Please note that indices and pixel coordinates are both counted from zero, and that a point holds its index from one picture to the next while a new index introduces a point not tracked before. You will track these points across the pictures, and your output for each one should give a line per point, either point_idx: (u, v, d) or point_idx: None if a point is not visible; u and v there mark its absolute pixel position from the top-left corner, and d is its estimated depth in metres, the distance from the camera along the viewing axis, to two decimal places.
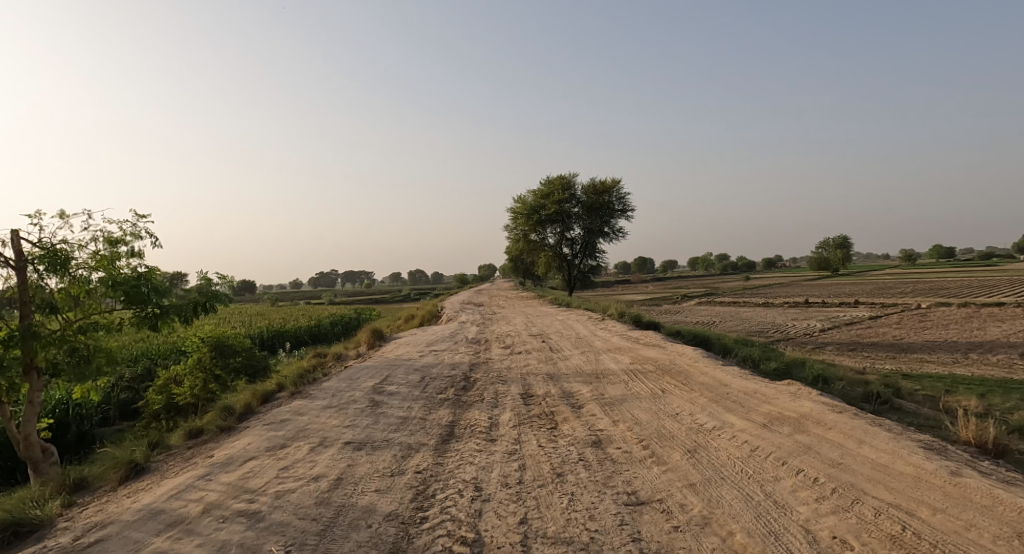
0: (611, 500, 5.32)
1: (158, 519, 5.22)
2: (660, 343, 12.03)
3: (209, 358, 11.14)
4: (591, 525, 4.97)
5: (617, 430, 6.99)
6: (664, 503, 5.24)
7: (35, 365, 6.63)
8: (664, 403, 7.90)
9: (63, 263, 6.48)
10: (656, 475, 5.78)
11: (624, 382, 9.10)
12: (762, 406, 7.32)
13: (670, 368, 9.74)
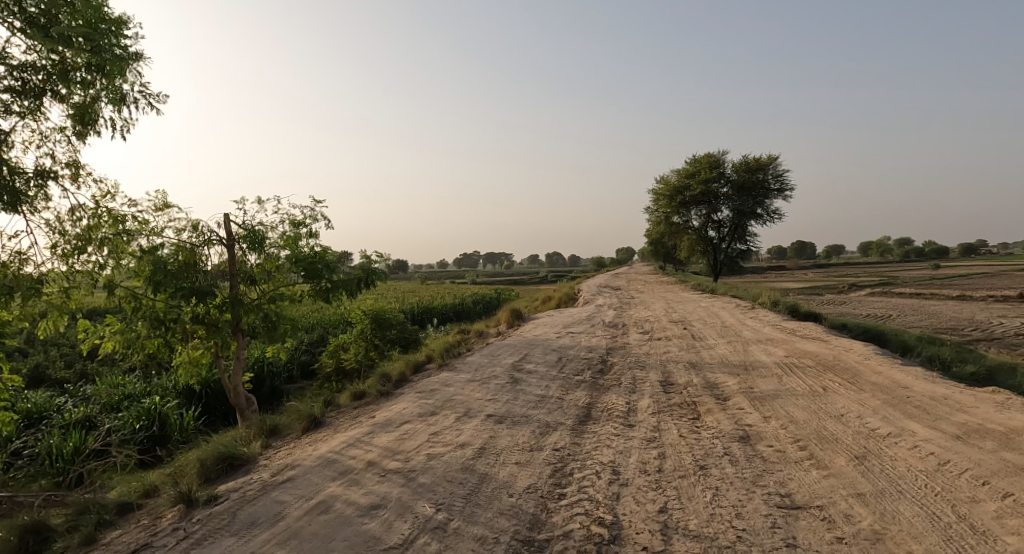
0: (762, 500, 5.20)
1: (332, 467, 5.96)
2: (823, 337, 11.26)
3: (370, 329, 12.32)
4: (739, 523, 4.91)
5: (769, 427, 6.75)
6: (825, 510, 5.02)
7: (240, 328, 7.70)
8: (827, 402, 7.45)
9: (260, 241, 7.48)
10: (816, 479, 5.54)
11: (778, 376, 8.70)
12: (957, 415, 6.67)
13: (834, 364, 9.14)
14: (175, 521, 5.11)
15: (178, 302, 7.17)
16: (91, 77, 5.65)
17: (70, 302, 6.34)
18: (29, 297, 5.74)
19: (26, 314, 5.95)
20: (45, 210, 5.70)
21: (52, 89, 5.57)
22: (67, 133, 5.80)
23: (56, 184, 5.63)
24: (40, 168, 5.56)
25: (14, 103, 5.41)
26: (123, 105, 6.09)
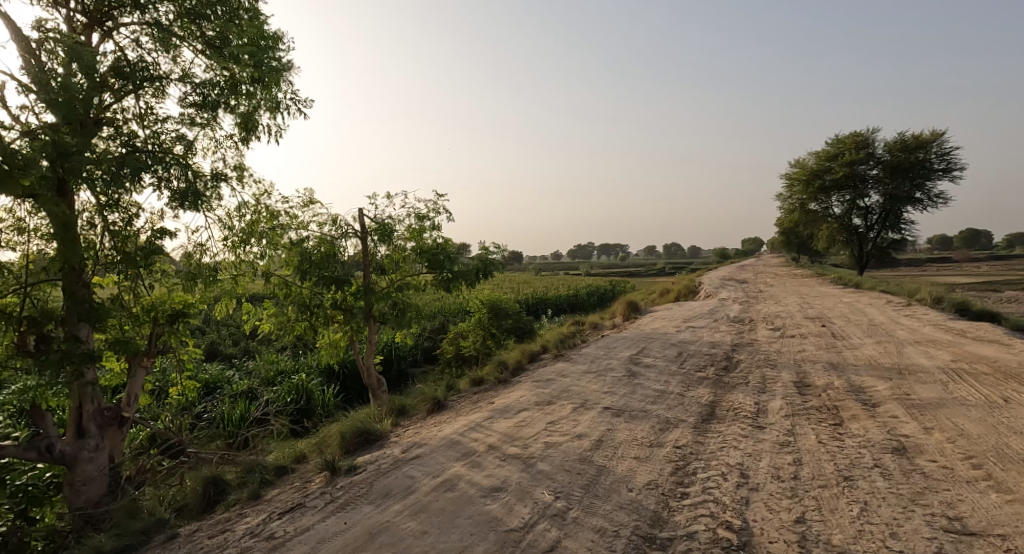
0: (923, 521, 4.77)
1: (456, 448, 6.22)
2: (1001, 341, 10.03)
3: (487, 319, 12.66)
4: (893, 543, 4.54)
5: (931, 439, 6.16)
6: (1007, 540, 4.50)
7: (372, 315, 8.14)
8: (1012, 415, 6.65)
9: (390, 233, 7.93)
10: (994, 502, 4.97)
11: (942, 383, 7.89)
12: None
13: (1017, 373, 8.12)
14: (322, 486, 5.59)
15: (321, 289, 7.90)
16: (254, 89, 6.28)
17: (237, 288, 7.21)
18: (206, 283, 6.66)
19: (204, 298, 6.84)
20: (217, 207, 6.39)
21: (225, 101, 6.20)
22: (235, 141, 6.46)
23: (226, 184, 6.33)
24: (214, 171, 6.30)
25: (196, 116, 6.09)
26: (278, 112, 6.64)
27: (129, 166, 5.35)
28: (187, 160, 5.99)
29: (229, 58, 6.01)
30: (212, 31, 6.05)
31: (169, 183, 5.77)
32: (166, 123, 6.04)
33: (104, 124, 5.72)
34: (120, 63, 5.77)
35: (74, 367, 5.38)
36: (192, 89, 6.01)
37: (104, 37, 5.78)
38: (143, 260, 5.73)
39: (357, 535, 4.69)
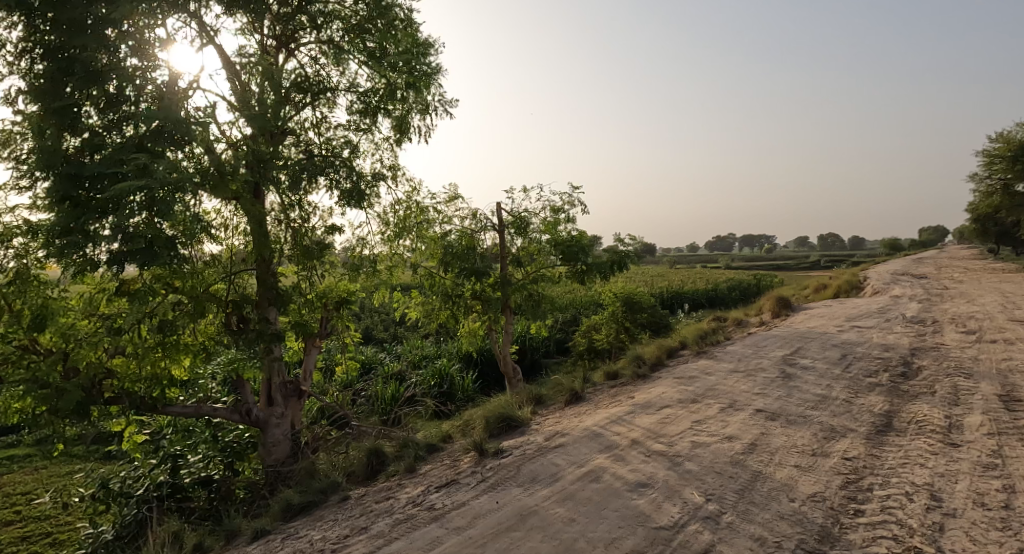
0: None
1: (598, 441, 6.13)
2: None
3: (621, 312, 12.36)
4: None
5: None
6: None
7: (508, 306, 8.16)
8: None
9: (524, 226, 7.97)
10: None
11: None
12: None
13: None
14: (472, 466, 5.77)
15: (462, 280, 8.06)
16: (407, 95, 6.64)
17: (392, 278, 7.67)
18: (368, 274, 7.26)
19: (365, 286, 7.36)
20: (376, 203, 6.86)
21: (384, 108, 6.55)
22: (390, 143, 6.85)
23: (384, 183, 6.80)
24: (375, 171, 6.79)
25: (359, 122, 6.53)
26: (428, 114, 6.98)
27: (308, 170, 6.06)
28: (351, 163, 6.47)
29: (387, 68, 6.35)
30: (374, 43, 6.32)
31: (339, 184, 6.31)
32: (337, 130, 6.59)
33: (288, 133, 6.42)
34: (301, 79, 6.45)
35: (265, 345, 6.15)
36: (357, 98, 6.45)
37: (290, 55, 6.41)
38: (318, 253, 6.38)
39: (509, 515, 4.74)
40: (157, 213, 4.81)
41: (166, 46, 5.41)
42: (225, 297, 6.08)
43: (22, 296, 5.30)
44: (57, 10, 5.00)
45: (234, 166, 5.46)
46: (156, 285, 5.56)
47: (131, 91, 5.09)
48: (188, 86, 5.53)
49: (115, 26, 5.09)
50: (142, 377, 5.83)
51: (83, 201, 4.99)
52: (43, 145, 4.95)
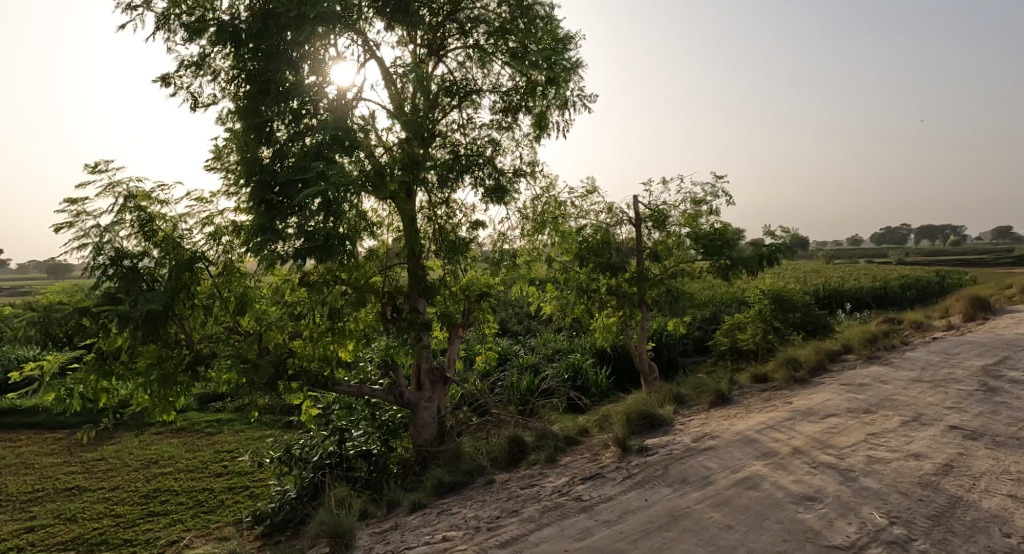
0: None
1: (754, 446, 5.78)
2: None
3: (769, 310, 11.44)
4: None
5: None
6: None
7: (645, 302, 7.77)
8: None
9: (664, 219, 7.55)
10: None
11: None
12: None
13: None
14: (616, 461, 5.74)
15: (598, 274, 7.68)
16: (548, 90, 6.56)
17: (532, 273, 7.69)
18: (508, 268, 7.36)
19: (505, 279, 7.49)
20: (517, 200, 6.97)
21: (526, 105, 6.53)
22: (529, 141, 6.80)
23: (524, 179, 6.84)
24: (516, 168, 6.84)
25: (503, 120, 6.58)
26: (567, 109, 6.76)
27: (455, 170, 6.26)
28: (493, 162, 6.65)
29: (528, 66, 6.30)
30: (515, 43, 6.34)
31: (484, 181, 6.51)
32: (482, 129, 6.79)
33: (437, 136, 6.66)
34: (447, 83, 6.72)
35: (415, 334, 6.50)
36: (500, 97, 6.49)
37: (438, 62, 6.64)
38: (464, 248, 6.58)
39: (660, 514, 4.62)
40: (331, 213, 5.42)
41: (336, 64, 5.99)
42: (382, 288, 6.63)
43: (225, 286, 6.24)
44: (259, 40, 5.72)
45: (391, 168, 5.91)
46: (328, 278, 6.16)
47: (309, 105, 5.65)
48: (353, 98, 5.98)
49: (298, 47, 5.67)
50: (316, 357, 6.55)
51: (277, 204, 5.57)
52: (246, 157, 5.63)
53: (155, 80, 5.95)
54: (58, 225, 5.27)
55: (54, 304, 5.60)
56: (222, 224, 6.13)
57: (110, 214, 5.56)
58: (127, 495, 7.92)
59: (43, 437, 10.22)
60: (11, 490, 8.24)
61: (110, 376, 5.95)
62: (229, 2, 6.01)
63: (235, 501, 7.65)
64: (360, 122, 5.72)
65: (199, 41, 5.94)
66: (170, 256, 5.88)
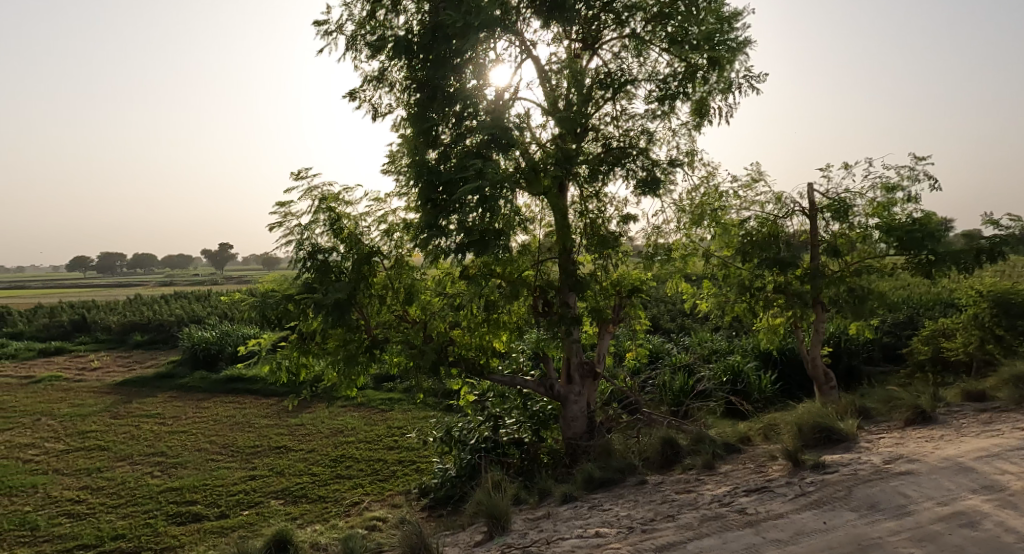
0: None
1: (970, 477, 4.71)
2: None
3: (989, 315, 8.81)
4: None
5: None
6: None
7: (820, 301, 7.03)
8: None
9: (846, 210, 6.74)
10: None
11: None
12: None
13: None
14: (787, 476, 5.23)
15: (762, 271, 6.97)
16: (709, 75, 6.16)
17: (688, 267, 7.32)
18: (662, 263, 7.07)
19: (657, 274, 7.26)
20: (672, 191, 6.69)
21: (684, 91, 6.20)
22: (688, 128, 6.49)
23: (681, 169, 6.55)
24: (671, 158, 6.55)
25: (658, 109, 6.38)
26: (731, 92, 6.31)
27: (606, 163, 6.22)
28: (648, 153, 6.43)
29: (690, 50, 5.99)
30: (675, 26, 6.04)
31: (637, 174, 6.30)
32: (635, 120, 6.56)
33: (590, 130, 6.54)
34: (601, 76, 6.62)
35: (565, 328, 6.50)
36: (656, 85, 6.27)
37: (593, 55, 6.57)
38: (614, 243, 6.41)
39: (843, 541, 4.04)
40: (487, 209, 5.48)
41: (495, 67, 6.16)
42: (533, 282, 6.65)
43: (396, 279, 6.60)
44: (430, 49, 6.09)
45: (545, 165, 5.90)
46: (486, 272, 6.31)
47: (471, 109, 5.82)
48: (510, 98, 6.08)
49: (462, 55, 5.84)
50: (473, 345, 6.86)
51: (442, 202, 5.83)
52: (414, 160, 5.95)
53: (344, 96, 6.46)
54: (271, 225, 5.95)
55: (269, 291, 6.52)
56: (395, 222, 6.54)
57: (309, 215, 6.16)
58: (320, 456, 8.85)
59: (259, 401, 11.63)
60: (238, 443, 9.48)
61: (308, 353, 6.58)
62: (406, 18, 6.37)
63: (403, 473, 8.22)
64: (516, 121, 5.74)
65: (380, 57, 6.41)
66: (353, 251, 6.36)
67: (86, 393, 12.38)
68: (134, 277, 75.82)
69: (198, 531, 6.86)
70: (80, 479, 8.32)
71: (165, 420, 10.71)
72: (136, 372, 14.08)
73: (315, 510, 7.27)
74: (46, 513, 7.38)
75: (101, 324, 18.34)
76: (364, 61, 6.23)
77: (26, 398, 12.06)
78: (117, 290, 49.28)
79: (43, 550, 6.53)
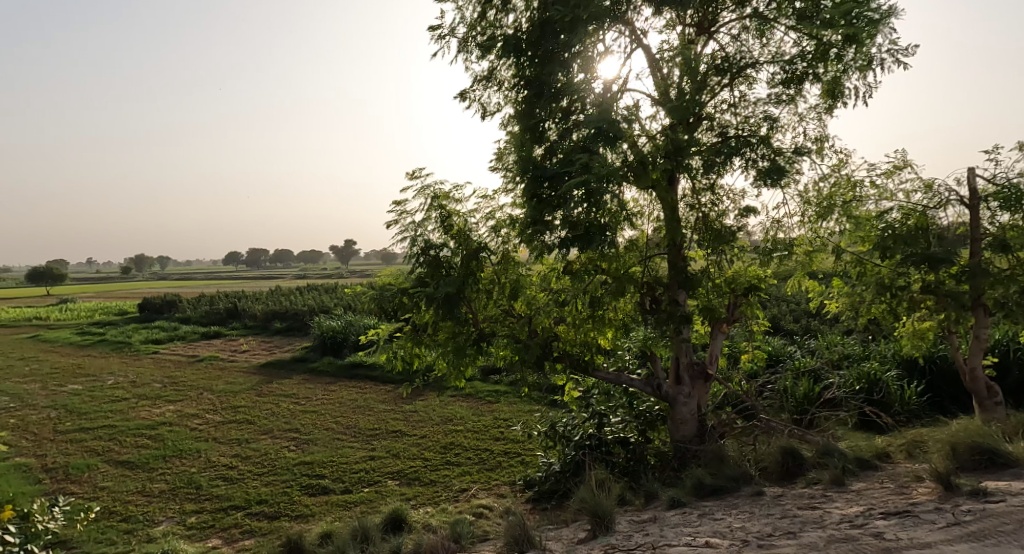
0: None
1: None
2: None
3: None
4: None
5: None
6: None
7: (983, 303, 6.20)
8: None
9: (1019, 198, 5.85)
10: None
11: None
12: None
13: None
14: (936, 501, 4.64)
15: (906, 268, 6.20)
16: (845, 51, 5.55)
17: (815, 264, 6.75)
18: (783, 259, 6.50)
19: (778, 272, 6.76)
20: (797, 180, 6.17)
21: (814, 72, 5.67)
22: (817, 111, 5.95)
23: (808, 157, 6.02)
24: (796, 145, 6.03)
25: (783, 93, 5.89)
26: (872, 69, 5.68)
27: (723, 153, 5.74)
28: (770, 140, 5.95)
29: (823, 26, 5.45)
30: (804, 2, 5.54)
31: (756, 163, 5.84)
32: (756, 105, 6.09)
33: (703, 120, 6.15)
34: (720, 61, 6.20)
35: (674, 326, 6.15)
36: (781, 68, 5.80)
37: (708, 39, 6.18)
38: (730, 238, 6.02)
39: None
40: (592, 204, 5.32)
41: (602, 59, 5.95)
42: (641, 278, 6.38)
43: (502, 274, 6.56)
44: (536, 47, 5.96)
45: (654, 157, 5.64)
46: (591, 268, 6.20)
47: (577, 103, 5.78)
48: (618, 90, 5.84)
49: (570, 49, 5.70)
50: (578, 342, 6.64)
51: (547, 197, 5.69)
52: (521, 155, 5.89)
53: (455, 97, 6.51)
54: (387, 223, 6.11)
55: (386, 285, 6.74)
56: (502, 218, 6.50)
57: (422, 212, 6.26)
58: (433, 442, 9.07)
59: (378, 387, 12.15)
60: (360, 425, 9.94)
61: (421, 344, 6.72)
62: (515, 16, 6.30)
63: (508, 465, 8.23)
64: (624, 113, 5.50)
65: (488, 57, 6.37)
66: (463, 246, 6.39)
67: (236, 372, 13.53)
68: (269, 270, 82.31)
69: (325, 503, 7.26)
70: (233, 448, 9.05)
71: (299, 400, 11.44)
72: (275, 355, 15.22)
73: (427, 492, 7.46)
74: (208, 475, 8.10)
75: (248, 312, 19.97)
76: (473, 62, 6.22)
77: (190, 374, 13.36)
78: (256, 282, 53.71)
79: (204, 507, 7.20)
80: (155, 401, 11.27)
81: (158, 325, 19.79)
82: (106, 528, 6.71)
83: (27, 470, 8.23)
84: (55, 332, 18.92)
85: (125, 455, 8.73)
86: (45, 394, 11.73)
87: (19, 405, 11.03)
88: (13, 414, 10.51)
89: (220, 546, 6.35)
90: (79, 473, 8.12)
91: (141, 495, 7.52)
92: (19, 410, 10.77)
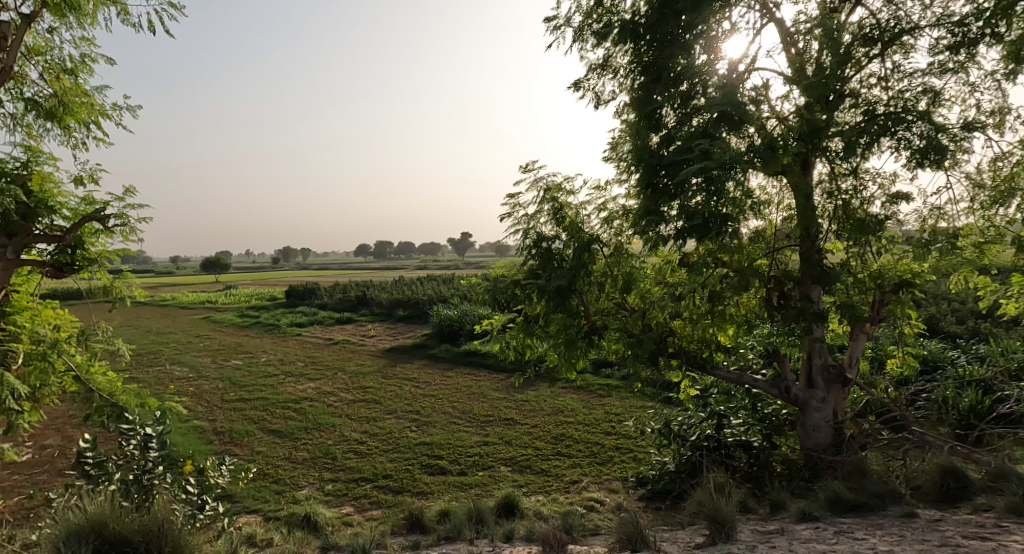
0: None
1: None
2: None
3: None
4: None
5: None
6: None
7: None
8: None
9: None
10: None
11: None
12: None
13: None
14: None
15: None
16: None
17: (985, 257, 5.86)
18: (945, 252, 5.62)
19: (938, 266, 5.92)
20: (965, 161, 5.34)
21: (992, 31, 4.87)
22: (995, 78, 5.11)
23: (981, 133, 5.18)
24: (966, 120, 5.22)
25: (949, 60, 5.11)
26: None
27: (871, 131, 5.06)
28: (931, 115, 5.17)
29: None
30: None
31: (911, 143, 5.11)
32: (914, 77, 5.32)
33: (846, 96, 5.45)
34: (873, 29, 5.47)
35: (806, 325, 5.54)
36: (948, 31, 5.03)
37: (855, 7, 5.52)
38: (875, 227, 5.28)
39: None
40: (712, 192, 4.88)
41: (728, 38, 5.46)
42: (768, 273, 5.79)
43: (615, 266, 6.29)
44: (654, 30, 5.55)
45: (785, 140, 5.00)
46: (709, 259, 5.67)
47: (700, 86, 5.24)
48: (746, 70, 5.34)
49: (693, 29, 5.30)
50: (696, 338, 6.22)
51: (663, 186, 5.35)
52: (636, 143, 5.53)
53: (568, 87, 6.28)
54: (501, 215, 6.02)
55: (500, 275, 6.66)
56: (615, 209, 6.21)
57: (535, 205, 6.10)
58: (544, 432, 8.96)
59: (493, 375, 12.24)
60: (475, 411, 10.03)
61: (533, 335, 6.59)
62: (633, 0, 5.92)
63: (621, 460, 7.93)
64: (751, 93, 5.00)
65: (604, 44, 6.06)
66: (576, 238, 6.18)
67: (367, 356, 14.21)
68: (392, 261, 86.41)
69: (443, 483, 7.36)
70: (363, 424, 9.45)
71: (419, 384, 11.76)
72: (399, 341, 15.82)
73: (539, 481, 7.35)
74: (340, 447, 8.51)
75: (376, 299, 20.93)
76: (588, 50, 5.93)
77: (329, 355, 14.21)
78: (385, 272, 56.83)
79: (339, 476, 7.55)
80: (297, 378, 12.06)
81: (301, 310, 21.29)
82: (261, 488, 7.21)
83: (201, 432, 9.07)
84: (220, 314, 20.93)
85: (276, 424, 9.38)
86: (214, 366, 12.98)
87: (194, 374, 12.28)
88: (189, 382, 11.72)
89: (351, 514, 6.61)
90: (241, 438, 8.83)
91: (287, 461, 8.03)
92: (194, 378, 11.99)
